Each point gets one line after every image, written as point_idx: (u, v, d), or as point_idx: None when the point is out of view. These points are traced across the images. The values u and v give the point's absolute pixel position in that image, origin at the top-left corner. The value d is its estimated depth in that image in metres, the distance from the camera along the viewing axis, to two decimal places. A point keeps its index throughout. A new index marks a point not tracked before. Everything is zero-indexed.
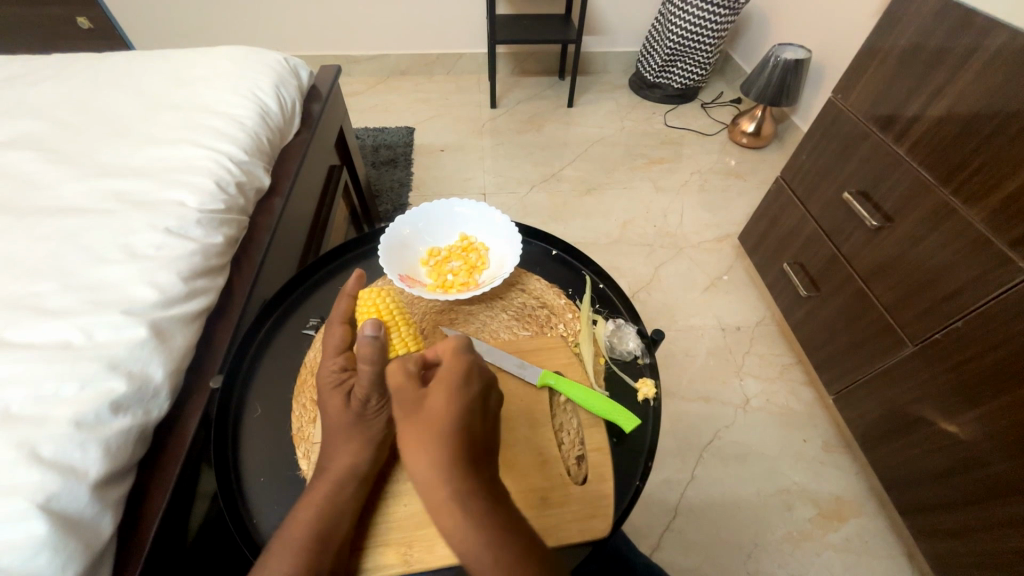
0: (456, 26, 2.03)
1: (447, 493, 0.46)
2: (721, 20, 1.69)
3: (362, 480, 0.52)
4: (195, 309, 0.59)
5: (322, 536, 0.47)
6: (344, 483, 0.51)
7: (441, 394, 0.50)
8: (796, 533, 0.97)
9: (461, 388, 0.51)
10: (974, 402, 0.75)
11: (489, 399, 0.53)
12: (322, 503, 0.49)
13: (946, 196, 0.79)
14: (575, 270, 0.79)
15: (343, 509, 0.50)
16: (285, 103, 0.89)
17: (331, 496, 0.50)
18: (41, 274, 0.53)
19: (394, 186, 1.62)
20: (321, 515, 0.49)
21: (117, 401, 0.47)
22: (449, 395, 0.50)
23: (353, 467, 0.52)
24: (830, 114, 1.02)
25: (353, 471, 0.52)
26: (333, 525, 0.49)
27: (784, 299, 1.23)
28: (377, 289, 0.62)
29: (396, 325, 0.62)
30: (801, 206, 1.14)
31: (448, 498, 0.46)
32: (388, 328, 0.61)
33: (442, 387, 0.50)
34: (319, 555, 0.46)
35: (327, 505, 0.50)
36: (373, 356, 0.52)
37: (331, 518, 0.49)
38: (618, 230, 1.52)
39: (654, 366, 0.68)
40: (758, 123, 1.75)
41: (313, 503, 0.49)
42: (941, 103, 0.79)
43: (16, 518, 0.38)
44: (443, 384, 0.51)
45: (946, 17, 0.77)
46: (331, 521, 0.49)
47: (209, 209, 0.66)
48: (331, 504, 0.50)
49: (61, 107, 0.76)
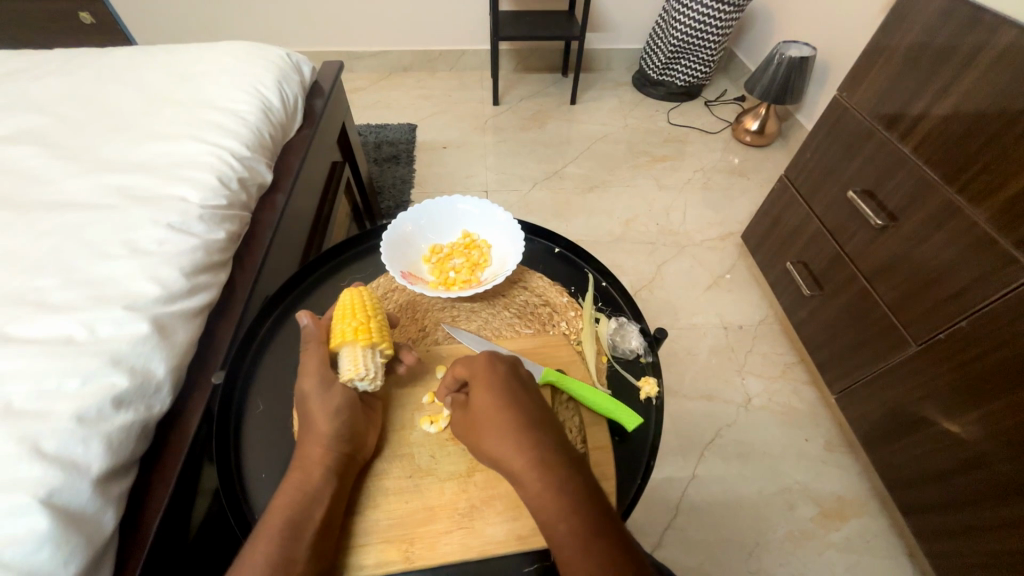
0: (459, 22, 2.02)
1: (530, 465, 0.49)
2: (725, 18, 1.68)
3: (335, 468, 0.52)
4: (197, 305, 0.59)
5: (296, 523, 0.48)
6: (316, 471, 0.52)
7: (483, 382, 0.54)
8: (797, 532, 0.97)
9: (497, 371, 0.55)
10: (977, 403, 0.75)
11: (526, 378, 0.57)
12: (295, 492, 0.50)
13: (951, 195, 0.78)
14: (578, 268, 0.79)
15: (318, 497, 0.50)
16: (288, 99, 0.89)
17: (302, 483, 0.51)
18: (43, 270, 0.53)
19: (396, 182, 1.61)
20: (295, 502, 0.49)
21: (119, 397, 0.47)
22: (490, 380, 0.54)
23: (325, 457, 0.52)
24: (836, 112, 1.01)
25: (324, 460, 0.52)
26: (306, 511, 0.49)
27: (787, 298, 1.22)
28: (364, 290, 0.64)
29: (342, 315, 0.59)
30: (805, 205, 1.13)
31: (534, 469, 0.48)
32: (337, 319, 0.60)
33: (481, 376, 0.54)
34: (293, 544, 0.47)
35: (300, 493, 0.50)
36: (314, 338, 0.59)
37: (302, 506, 0.49)
38: (620, 228, 1.51)
39: (656, 365, 0.68)
40: (763, 121, 1.74)
41: (295, 493, 0.50)
42: (947, 102, 0.78)
43: (17, 512, 0.38)
44: (481, 372, 0.55)
45: (953, 15, 0.77)
46: (303, 510, 0.49)
47: (212, 204, 0.66)
48: (303, 492, 0.50)
49: (63, 102, 0.76)
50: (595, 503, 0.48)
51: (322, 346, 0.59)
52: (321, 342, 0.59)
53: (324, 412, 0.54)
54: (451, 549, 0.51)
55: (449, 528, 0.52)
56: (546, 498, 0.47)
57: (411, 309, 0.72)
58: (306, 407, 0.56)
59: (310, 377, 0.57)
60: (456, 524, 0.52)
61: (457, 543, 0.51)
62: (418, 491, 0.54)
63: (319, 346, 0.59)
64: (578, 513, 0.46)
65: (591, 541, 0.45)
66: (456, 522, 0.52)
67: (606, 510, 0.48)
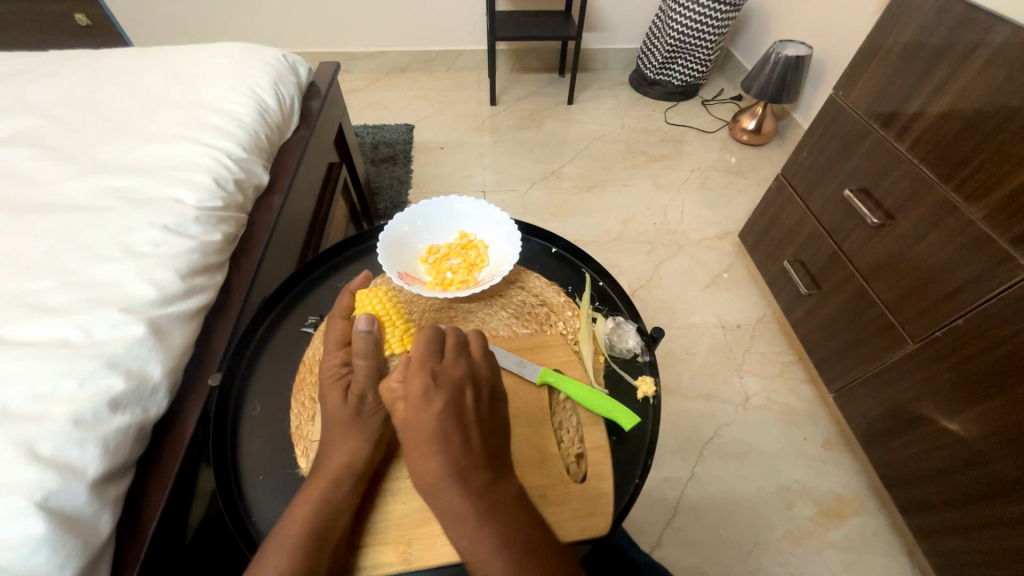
0: (455, 23, 2.02)
1: (448, 507, 0.48)
2: (721, 17, 1.68)
3: (358, 476, 0.53)
4: (193, 306, 0.58)
5: (321, 531, 0.48)
6: (341, 480, 0.52)
7: (412, 411, 0.52)
8: (795, 530, 0.98)
9: (427, 404, 0.51)
10: (976, 401, 0.75)
11: (463, 407, 0.52)
12: (316, 501, 0.50)
13: (947, 193, 0.79)
14: (575, 268, 0.79)
15: (339, 506, 0.50)
16: (284, 100, 0.89)
17: (328, 491, 0.51)
18: (39, 273, 0.52)
19: (394, 183, 1.61)
20: (316, 511, 0.49)
21: (114, 400, 0.47)
22: (418, 412, 0.51)
23: (349, 465, 0.53)
24: (832, 112, 1.02)
25: (349, 469, 0.52)
26: (328, 521, 0.49)
27: (785, 297, 1.23)
28: (379, 292, 0.64)
29: (392, 323, 0.62)
30: (802, 204, 1.14)
31: (451, 512, 0.48)
32: (384, 326, 0.62)
33: (412, 406, 0.52)
34: (319, 553, 0.47)
35: (323, 501, 0.50)
36: (367, 346, 0.58)
37: (329, 514, 0.49)
38: (618, 227, 1.51)
39: (653, 364, 0.68)
40: (759, 120, 1.74)
41: (309, 499, 0.50)
42: (943, 101, 0.79)
43: (14, 516, 0.38)
44: (412, 401, 0.52)
45: (948, 12, 0.77)
46: (328, 518, 0.49)
47: (208, 207, 0.66)
48: (327, 499, 0.50)
49: (59, 104, 0.76)
50: (517, 544, 0.46)
51: (376, 351, 0.59)
52: (376, 347, 0.59)
53: (371, 425, 0.56)
54: (450, 549, 0.51)
55: None
56: (464, 540, 0.47)
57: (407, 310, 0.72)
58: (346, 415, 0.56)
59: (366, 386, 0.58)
60: None
61: None
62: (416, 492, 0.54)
63: (372, 353, 0.58)
64: (499, 556, 0.45)
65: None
66: None
67: (539, 542, 0.47)
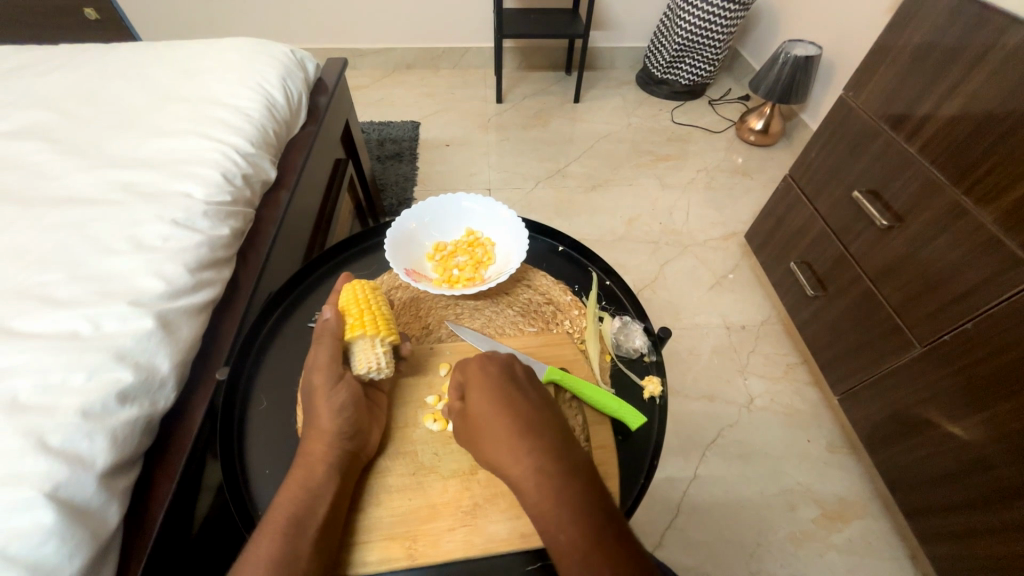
0: (463, 20, 2.01)
1: (534, 466, 0.48)
2: (729, 16, 1.68)
3: (341, 466, 0.52)
4: (201, 301, 0.59)
5: (300, 519, 0.48)
6: (320, 468, 0.51)
7: (475, 384, 0.54)
8: (798, 533, 0.97)
9: (487, 373, 0.55)
10: (982, 405, 0.75)
11: (524, 378, 0.57)
12: (299, 489, 0.50)
13: (957, 196, 0.78)
14: (581, 267, 0.79)
15: (322, 495, 0.50)
16: (292, 96, 0.89)
17: (311, 481, 0.51)
18: (48, 265, 0.53)
19: (399, 180, 1.61)
20: (298, 500, 0.49)
21: (123, 392, 0.47)
22: (479, 380, 0.54)
23: (328, 453, 0.52)
24: (842, 112, 1.01)
25: (328, 456, 0.52)
26: (311, 507, 0.49)
27: (790, 298, 1.22)
28: (363, 281, 0.65)
29: (356, 309, 0.60)
30: (810, 205, 1.13)
31: (538, 471, 0.48)
32: (348, 312, 0.60)
33: (472, 377, 0.55)
34: (298, 539, 0.47)
35: (305, 489, 0.50)
36: (328, 332, 0.58)
37: (308, 503, 0.49)
38: (623, 227, 1.51)
39: (660, 364, 0.68)
40: (767, 120, 1.73)
41: (294, 487, 0.50)
42: (954, 102, 0.78)
43: (25, 505, 0.39)
44: (471, 374, 0.56)
45: (961, 14, 0.76)
46: (308, 506, 0.49)
47: (216, 201, 0.66)
48: (307, 488, 0.50)
49: (68, 98, 0.76)
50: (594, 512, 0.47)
51: (336, 339, 0.58)
52: (336, 335, 0.58)
53: (328, 409, 0.54)
54: (455, 546, 0.51)
55: (452, 525, 0.52)
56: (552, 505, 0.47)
57: (414, 306, 0.72)
58: (312, 403, 0.56)
59: (321, 373, 0.56)
60: (459, 522, 0.52)
61: (460, 540, 0.51)
62: (421, 488, 0.54)
63: (332, 341, 0.58)
64: (581, 521, 0.46)
65: (595, 550, 0.44)
66: (460, 519, 0.52)
67: (605, 511, 0.47)
